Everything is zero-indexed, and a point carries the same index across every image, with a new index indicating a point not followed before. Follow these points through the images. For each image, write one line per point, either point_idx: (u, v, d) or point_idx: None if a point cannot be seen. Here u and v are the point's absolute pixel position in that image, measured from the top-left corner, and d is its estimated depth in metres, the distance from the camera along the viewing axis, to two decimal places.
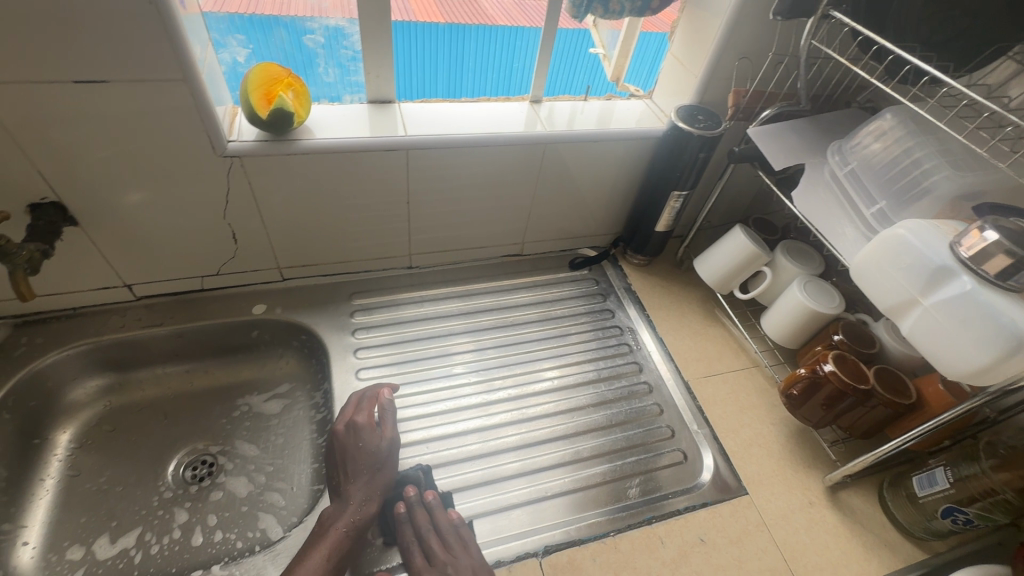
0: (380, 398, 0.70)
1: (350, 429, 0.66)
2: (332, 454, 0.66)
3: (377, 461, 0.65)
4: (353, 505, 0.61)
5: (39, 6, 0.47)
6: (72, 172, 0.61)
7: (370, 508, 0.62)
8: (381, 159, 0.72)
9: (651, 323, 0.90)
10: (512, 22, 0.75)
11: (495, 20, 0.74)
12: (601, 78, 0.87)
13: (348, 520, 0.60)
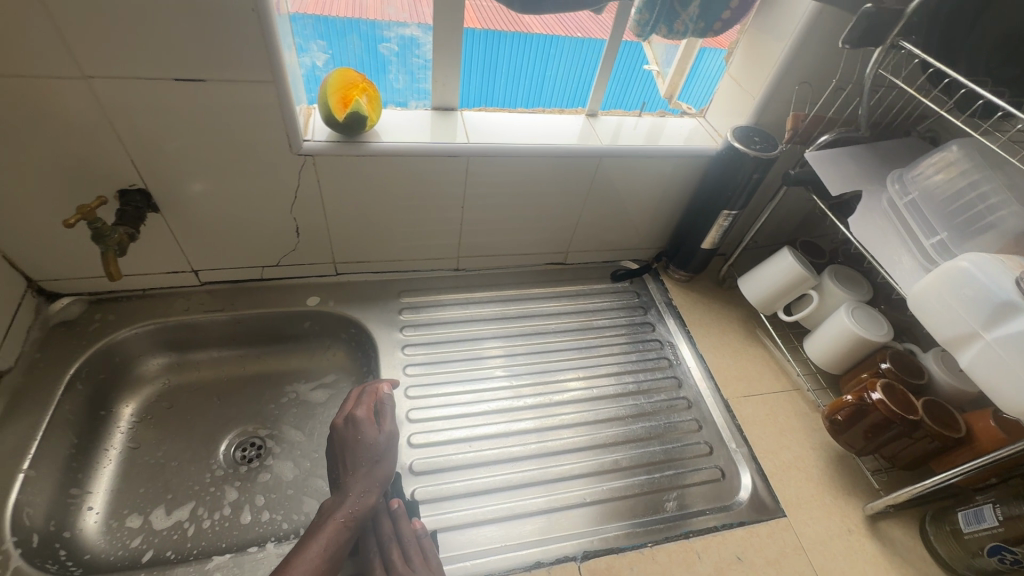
0: (377, 392, 0.71)
1: (350, 421, 0.67)
2: (331, 449, 0.66)
3: (375, 453, 0.65)
4: (354, 497, 0.61)
5: (156, 10, 0.51)
6: (161, 162, 0.65)
7: (370, 499, 0.61)
8: (444, 164, 0.74)
9: (692, 340, 0.91)
10: (547, 30, 0.73)
11: (529, 27, 0.72)
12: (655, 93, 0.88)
13: (350, 513, 0.59)
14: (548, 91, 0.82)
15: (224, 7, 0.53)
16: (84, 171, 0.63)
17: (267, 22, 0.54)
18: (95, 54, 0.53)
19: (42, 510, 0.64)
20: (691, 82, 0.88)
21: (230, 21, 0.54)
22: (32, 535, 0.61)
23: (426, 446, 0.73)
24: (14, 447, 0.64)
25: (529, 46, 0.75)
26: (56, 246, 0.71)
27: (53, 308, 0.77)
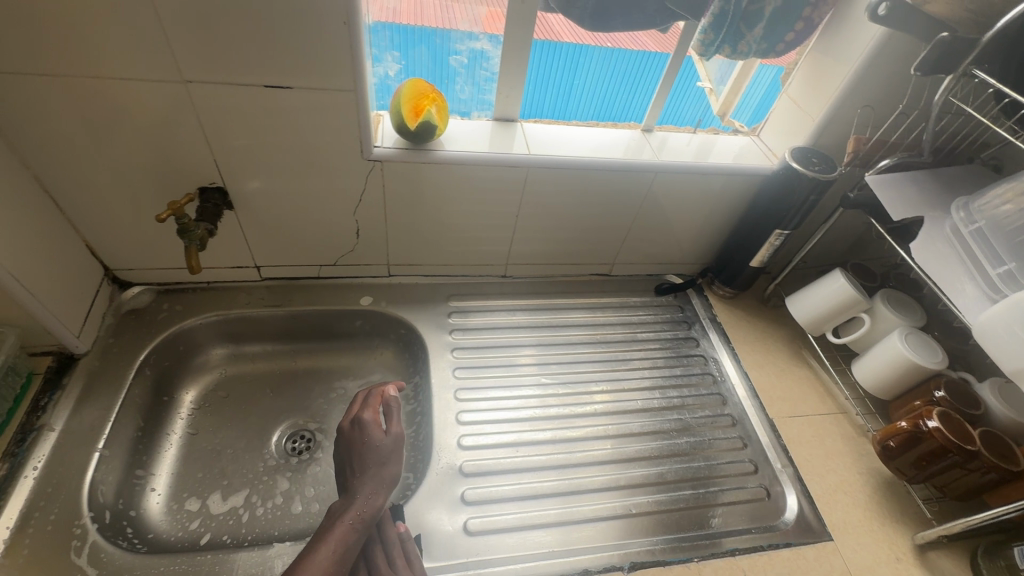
0: (384, 393, 0.71)
1: (359, 423, 0.68)
2: (341, 452, 0.68)
3: (383, 456, 0.65)
4: (359, 501, 0.61)
5: (257, 21, 0.54)
6: (242, 162, 0.68)
7: (376, 502, 0.62)
8: (505, 174, 0.76)
9: (736, 357, 0.91)
10: (577, 39, 0.74)
11: (560, 35, 0.73)
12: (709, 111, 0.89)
13: (362, 515, 0.60)
14: (605, 104, 0.84)
15: (319, 18, 0.55)
16: (171, 169, 0.67)
17: (357, 34, 0.57)
18: (197, 60, 0.57)
19: (113, 489, 0.67)
20: (743, 101, 0.89)
21: (322, 31, 0.56)
22: (105, 512, 0.64)
23: (476, 448, 0.74)
24: (90, 427, 0.67)
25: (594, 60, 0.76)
26: (136, 238, 0.75)
27: (125, 296, 0.81)
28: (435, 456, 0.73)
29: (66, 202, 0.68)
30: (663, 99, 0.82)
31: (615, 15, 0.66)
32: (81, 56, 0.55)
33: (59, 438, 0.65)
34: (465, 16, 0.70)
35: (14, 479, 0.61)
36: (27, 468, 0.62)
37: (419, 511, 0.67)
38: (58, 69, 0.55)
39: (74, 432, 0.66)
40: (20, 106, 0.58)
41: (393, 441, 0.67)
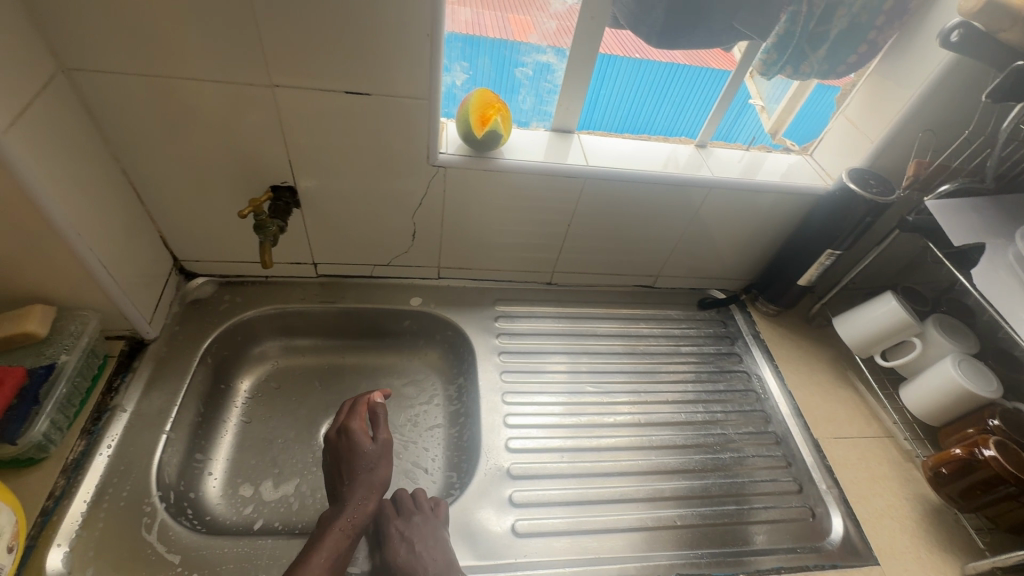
0: (370, 401, 0.75)
1: (345, 432, 0.72)
2: (329, 462, 0.71)
3: (370, 461, 0.70)
4: (349, 508, 0.65)
5: (346, 31, 0.57)
6: (314, 163, 0.71)
7: (367, 506, 0.66)
8: (562, 184, 0.78)
9: (780, 375, 0.91)
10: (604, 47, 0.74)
11: None
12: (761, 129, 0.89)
13: (354, 521, 0.64)
14: (661, 118, 0.85)
15: (405, 30, 0.58)
16: (246, 166, 0.70)
17: (438, 46, 0.59)
18: (285, 66, 0.60)
19: (176, 470, 0.70)
20: (796, 121, 0.89)
21: (406, 42, 0.59)
22: (169, 492, 0.67)
23: (523, 451, 0.76)
24: (158, 410, 0.70)
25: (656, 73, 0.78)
26: (205, 231, 0.78)
27: (189, 286, 0.84)
28: (483, 457, 0.74)
29: (146, 195, 0.72)
30: (719, 116, 0.83)
31: (682, 35, 0.68)
32: (180, 59, 0.58)
33: (130, 419, 0.68)
34: (496, 29, 0.72)
35: (90, 456, 0.64)
36: (102, 445, 0.65)
37: (468, 509, 0.69)
38: (157, 70, 0.59)
39: (143, 414, 0.69)
40: (118, 104, 0.61)
41: (382, 447, 0.71)
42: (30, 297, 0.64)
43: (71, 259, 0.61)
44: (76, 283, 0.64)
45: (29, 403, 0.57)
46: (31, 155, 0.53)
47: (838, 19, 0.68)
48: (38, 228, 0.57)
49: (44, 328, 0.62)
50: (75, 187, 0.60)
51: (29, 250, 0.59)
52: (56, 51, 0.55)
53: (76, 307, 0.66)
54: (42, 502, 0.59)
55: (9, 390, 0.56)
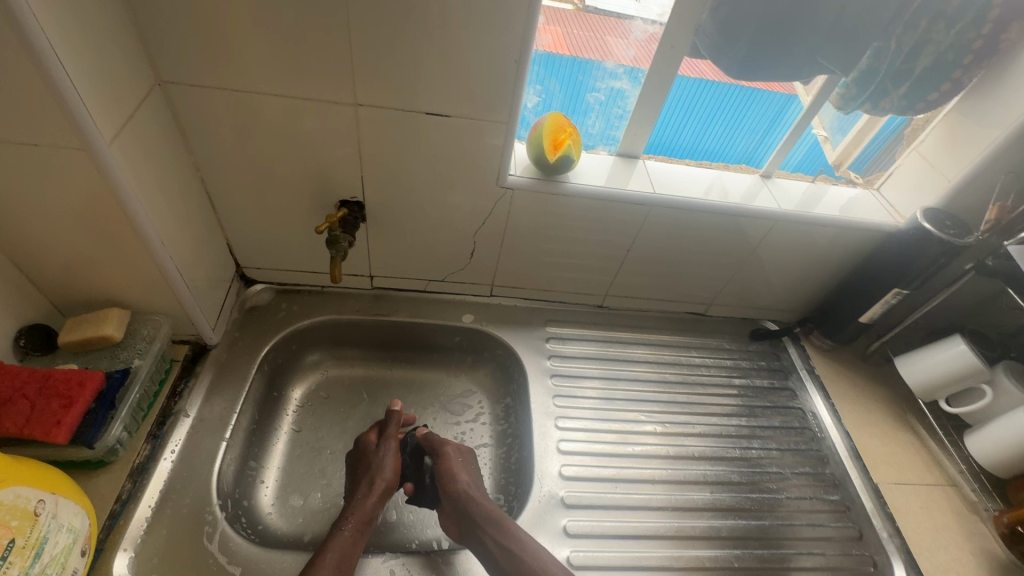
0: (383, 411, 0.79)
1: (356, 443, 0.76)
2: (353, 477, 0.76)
3: (368, 463, 0.72)
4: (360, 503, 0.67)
5: (435, 55, 0.58)
6: (384, 180, 0.71)
7: (368, 502, 0.67)
8: (627, 210, 0.78)
9: (837, 414, 0.88)
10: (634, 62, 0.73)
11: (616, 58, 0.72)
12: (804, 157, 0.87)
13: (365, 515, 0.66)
14: (730, 145, 0.85)
15: (493, 57, 0.59)
16: (319, 180, 0.71)
17: (524, 71, 0.60)
18: (370, 86, 0.61)
19: (232, 477, 0.70)
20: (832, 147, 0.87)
21: (493, 67, 0.60)
22: (227, 500, 0.67)
23: (576, 479, 0.75)
24: (219, 417, 0.71)
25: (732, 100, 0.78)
26: (271, 240, 0.79)
27: (248, 292, 0.85)
28: (537, 482, 0.74)
29: (219, 203, 0.73)
30: (785, 146, 0.82)
31: (762, 68, 0.67)
32: (271, 76, 0.59)
33: (192, 425, 0.69)
34: None
35: (155, 460, 0.64)
36: (166, 450, 0.65)
37: None
38: (248, 85, 0.60)
39: (205, 420, 0.70)
40: (205, 116, 0.63)
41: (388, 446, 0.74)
42: (107, 300, 0.65)
43: (152, 266, 0.62)
44: (152, 289, 0.65)
45: (106, 408, 0.59)
46: (128, 166, 0.54)
47: (925, 57, 0.66)
48: (125, 235, 0.58)
49: (120, 331, 0.64)
50: (161, 196, 0.61)
51: (114, 256, 0.60)
52: (156, 65, 0.57)
53: (149, 311, 0.68)
54: (111, 505, 0.60)
55: (90, 394, 0.57)
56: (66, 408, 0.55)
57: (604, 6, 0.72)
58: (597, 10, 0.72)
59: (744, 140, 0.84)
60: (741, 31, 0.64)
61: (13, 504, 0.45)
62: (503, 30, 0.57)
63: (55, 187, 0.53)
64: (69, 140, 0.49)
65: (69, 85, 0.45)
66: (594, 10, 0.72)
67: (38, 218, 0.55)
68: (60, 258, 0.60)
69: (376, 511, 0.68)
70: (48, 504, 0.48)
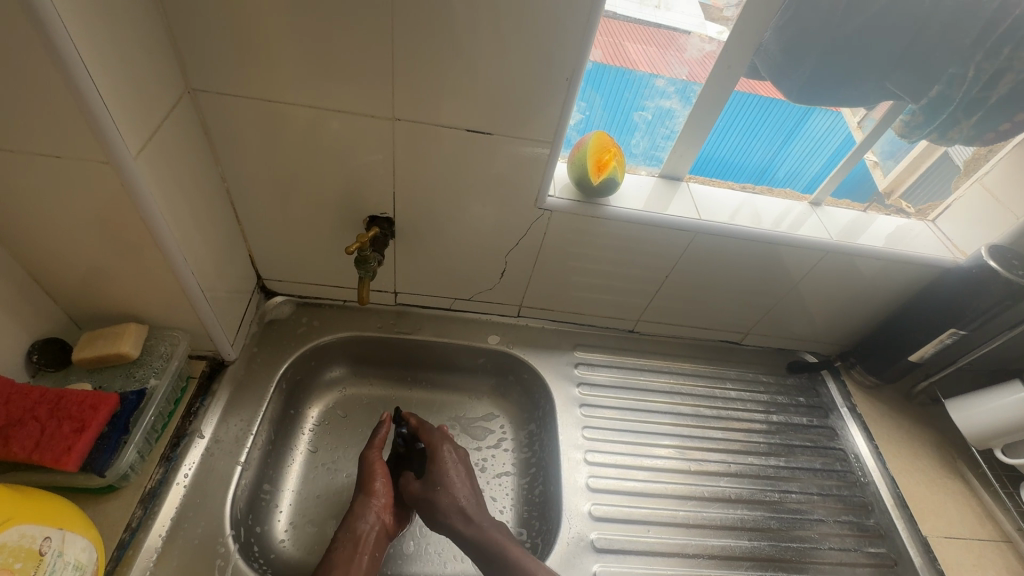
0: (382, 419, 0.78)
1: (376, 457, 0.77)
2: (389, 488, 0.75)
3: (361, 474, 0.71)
4: (357, 526, 0.65)
5: (480, 71, 0.56)
6: (416, 196, 0.68)
7: (353, 513, 0.66)
8: (670, 236, 0.74)
9: (881, 457, 0.84)
10: (653, 69, 0.67)
11: (635, 63, 0.66)
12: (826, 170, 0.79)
13: (365, 539, 0.65)
14: (776, 170, 0.79)
15: (540, 73, 0.56)
16: (349, 195, 0.68)
17: (574, 90, 0.58)
18: (410, 100, 0.58)
19: (245, 504, 0.66)
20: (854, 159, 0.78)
21: (538, 84, 0.57)
22: (240, 528, 0.64)
23: (607, 520, 0.71)
24: (234, 438, 0.68)
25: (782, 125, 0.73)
26: (294, 252, 0.76)
27: (268, 305, 0.82)
28: (565, 522, 0.70)
29: (243, 214, 0.70)
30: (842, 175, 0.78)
31: (825, 91, 0.63)
32: (306, 88, 0.57)
33: (207, 446, 0.66)
34: None
35: (167, 485, 0.61)
36: (179, 475, 0.62)
37: None
38: (282, 95, 0.57)
39: (220, 441, 0.67)
40: (234, 126, 0.60)
41: (377, 463, 0.71)
42: (125, 314, 0.63)
43: (173, 282, 0.59)
44: (172, 304, 0.62)
45: (119, 432, 0.56)
46: (154, 180, 0.52)
47: (1003, 87, 0.61)
48: (147, 251, 0.55)
49: (136, 349, 0.61)
50: (186, 209, 0.58)
51: (134, 271, 0.58)
52: (186, 71, 0.55)
53: (167, 326, 0.65)
54: (120, 534, 0.57)
55: (103, 417, 0.54)
56: (77, 433, 0.52)
57: (623, 12, 0.64)
58: (614, 14, 0.64)
59: (760, 149, 0.77)
60: (804, 55, 0.60)
61: (17, 545, 0.42)
62: (552, 46, 0.54)
63: (76, 201, 0.50)
64: (93, 153, 0.46)
65: (95, 96, 0.43)
66: (612, 15, 0.64)
67: (57, 231, 0.53)
68: (78, 271, 0.57)
69: (365, 519, 0.66)
70: (54, 541, 0.45)
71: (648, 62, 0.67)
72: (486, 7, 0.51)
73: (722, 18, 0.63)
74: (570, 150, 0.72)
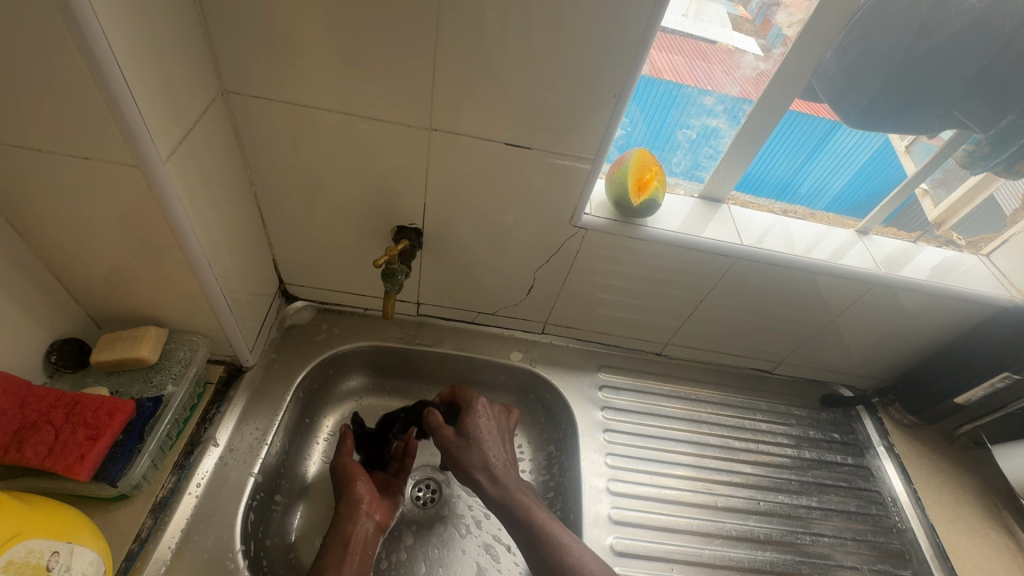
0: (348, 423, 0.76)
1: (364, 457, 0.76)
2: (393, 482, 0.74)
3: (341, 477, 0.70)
4: (345, 527, 0.65)
5: (524, 83, 0.53)
6: (447, 208, 0.66)
7: (344, 517, 0.66)
8: (708, 260, 0.70)
9: (920, 503, 0.79)
10: (679, 80, 0.63)
11: (661, 73, 0.63)
12: (847, 187, 0.74)
13: (355, 540, 0.65)
14: (819, 193, 0.75)
15: (586, 88, 0.54)
16: (378, 204, 0.66)
17: (621, 107, 0.55)
18: (449, 111, 0.56)
19: (256, 516, 0.64)
20: (880, 177, 0.72)
21: (583, 99, 0.54)
22: (250, 542, 0.62)
23: (628, 556, 0.68)
24: (249, 447, 0.66)
25: (831, 146, 0.69)
26: (318, 259, 0.74)
27: (289, 310, 0.81)
28: None
29: (269, 218, 0.69)
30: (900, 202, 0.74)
31: (887, 116, 0.60)
32: (342, 95, 0.55)
33: (221, 455, 0.64)
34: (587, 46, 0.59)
35: (179, 494, 0.59)
36: (192, 484, 0.61)
37: None
38: (317, 102, 0.55)
39: (234, 450, 0.65)
40: (266, 130, 0.58)
41: (354, 464, 0.71)
42: (146, 317, 0.61)
43: (196, 287, 0.58)
44: (193, 309, 0.60)
45: (134, 440, 0.54)
46: (183, 183, 0.50)
47: None
48: (171, 255, 0.53)
49: (155, 353, 0.60)
50: (213, 213, 0.56)
51: (157, 274, 0.56)
52: (221, 73, 0.53)
53: (186, 330, 0.63)
54: (129, 544, 0.55)
55: (118, 425, 0.53)
56: (91, 441, 0.50)
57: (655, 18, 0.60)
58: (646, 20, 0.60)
59: (782, 163, 0.72)
60: (870, 77, 0.57)
61: (24, 561, 0.40)
62: (601, 61, 0.51)
63: (103, 202, 0.48)
64: (123, 156, 0.44)
65: (128, 97, 0.41)
66: None
67: (82, 232, 0.51)
68: (101, 272, 0.56)
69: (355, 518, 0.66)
70: (62, 556, 0.44)
71: (696, 77, 0.64)
72: (535, 20, 0.49)
73: (752, 30, 0.62)
74: (610, 165, 0.69)
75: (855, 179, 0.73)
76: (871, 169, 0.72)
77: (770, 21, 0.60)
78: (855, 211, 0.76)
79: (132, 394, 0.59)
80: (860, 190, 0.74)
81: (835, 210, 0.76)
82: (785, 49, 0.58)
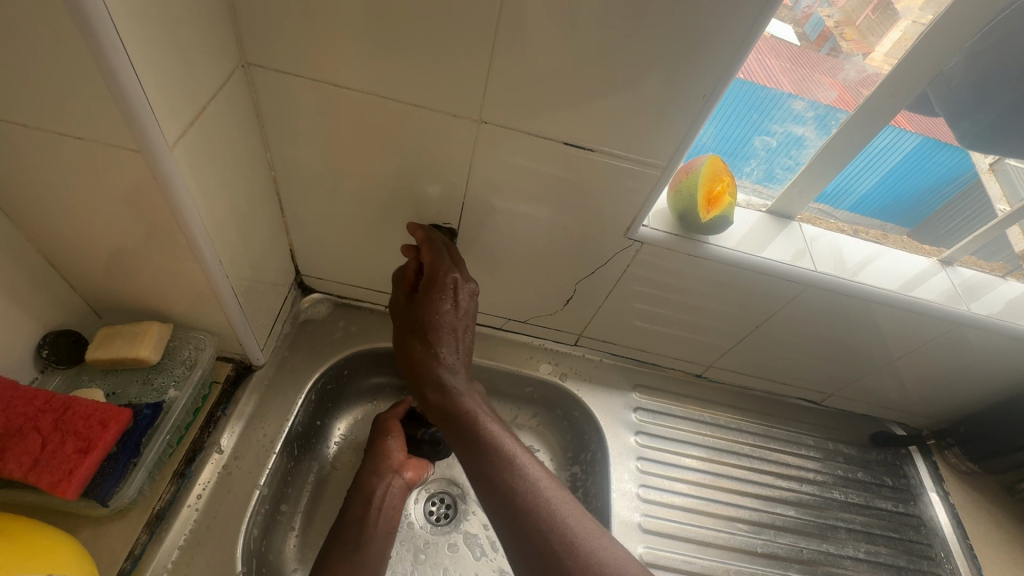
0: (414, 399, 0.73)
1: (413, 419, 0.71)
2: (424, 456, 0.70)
3: (387, 432, 0.68)
4: (370, 484, 0.63)
5: (595, 75, 0.45)
6: (489, 208, 0.59)
7: (374, 477, 0.63)
8: (773, 284, 0.63)
9: (975, 561, 0.73)
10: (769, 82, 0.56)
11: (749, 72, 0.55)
12: (874, 188, 0.64)
13: (378, 498, 0.62)
14: (846, 194, 0.65)
15: (666, 87, 0.46)
16: (412, 199, 0.59)
17: (708, 111, 0.47)
18: (504, 103, 0.48)
19: (260, 531, 0.59)
20: (913, 178, 0.62)
21: (662, 98, 0.46)
22: (252, 561, 0.57)
23: None
24: (256, 456, 0.61)
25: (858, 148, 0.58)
26: (339, 251, 0.68)
27: (303, 303, 0.75)
28: None
29: (289, 205, 0.62)
30: (937, 206, 0.66)
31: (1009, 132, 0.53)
32: (381, 76, 0.47)
33: (224, 463, 0.59)
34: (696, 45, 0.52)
35: (177, 507, 0.55)
36: (192, 495, 0.56)
37: None
38: (352, 82, 0.48)
39: (240, 459, 0.60)
40: (291, 109, 0.51)
41: (391, 421, 0.69)
42: (149, 311, 0.55)
43: (204, 284, 0.51)
44: (202, 306, 0.54)
45: (128, 454, 0.49)
46: (192, 169, 0.43)
47: None
48: (179, 250, 0.47)
49: (157, 354, 0.54)
50: (227, 202, 0.50)
51: (164, 268, 0.50)
52: (243, 41, 0.46)
53: (192, 327, 0.58)
54: (120, 562, 0.50)
55: (112, 436, 0.47)
56: (82, 454, 0.45)
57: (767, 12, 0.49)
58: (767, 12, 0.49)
59: None
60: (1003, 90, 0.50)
61: None
62: (691, 55, 0.43)
63: (102, 187, 0.42)
64: (123, 139, 0.38)
65: (131, 69, 0.34)
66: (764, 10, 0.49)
67: (78, 218, 0.45)
68: (100, 262, 0.50)
69: (385, 479, 0.64)
70: None
71: (745, 66, 0.55)
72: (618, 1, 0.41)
73: (789, 18, 0.53)
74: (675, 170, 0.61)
75: (884, 181, 0.63)
76: (906, 169, 0.62)
77: (810, 11, 0.53)
78: (882, 214, 0.67)
79: (130, 397, 0.53)
80: (888, 193, 0.64)
81: (860, 211, 0.67)
82: (819, 43, 0.55)
